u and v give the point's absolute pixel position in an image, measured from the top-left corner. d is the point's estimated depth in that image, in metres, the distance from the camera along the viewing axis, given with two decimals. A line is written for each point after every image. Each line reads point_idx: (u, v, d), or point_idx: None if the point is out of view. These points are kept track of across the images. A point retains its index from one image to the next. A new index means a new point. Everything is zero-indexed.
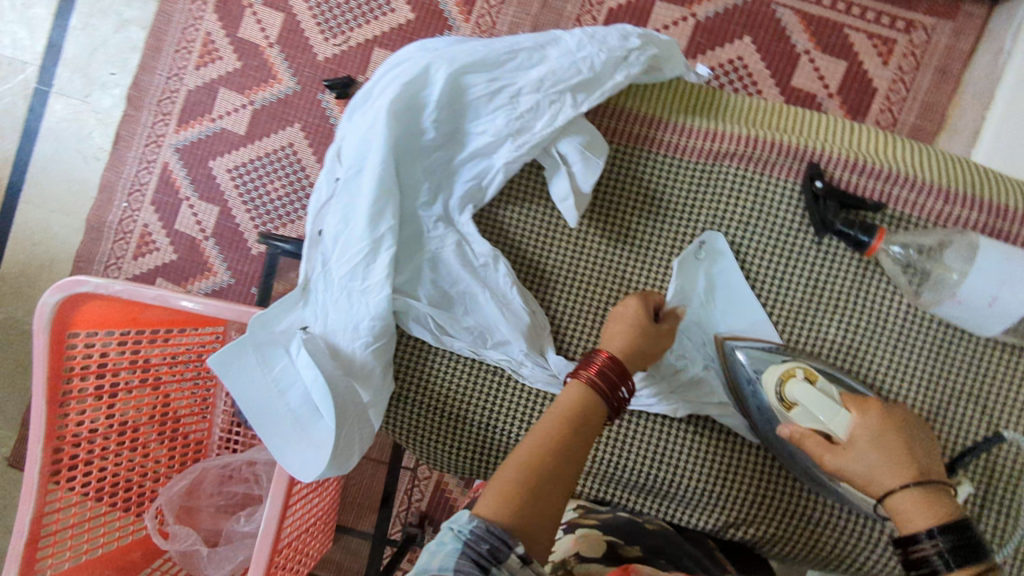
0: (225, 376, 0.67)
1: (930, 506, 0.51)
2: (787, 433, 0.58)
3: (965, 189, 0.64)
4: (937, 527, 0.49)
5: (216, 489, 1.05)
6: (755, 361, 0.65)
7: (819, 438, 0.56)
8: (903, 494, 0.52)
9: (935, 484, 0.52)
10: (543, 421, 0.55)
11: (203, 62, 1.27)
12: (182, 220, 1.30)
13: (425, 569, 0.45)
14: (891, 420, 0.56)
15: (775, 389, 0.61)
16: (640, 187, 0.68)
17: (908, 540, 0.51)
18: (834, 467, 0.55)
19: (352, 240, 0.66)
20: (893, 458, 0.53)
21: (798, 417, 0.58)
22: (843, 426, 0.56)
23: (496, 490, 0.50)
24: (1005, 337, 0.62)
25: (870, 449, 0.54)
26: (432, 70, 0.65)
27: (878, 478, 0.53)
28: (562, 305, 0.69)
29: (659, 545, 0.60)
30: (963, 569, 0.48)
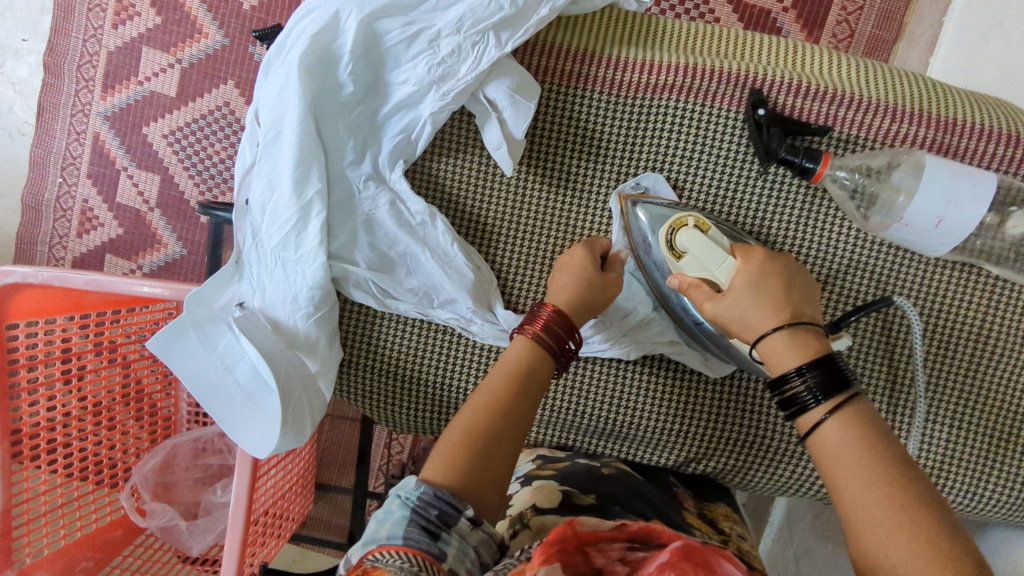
0: (167, 358, 0.64)
1: (794, 345, 0.50)
2: (674, 283, 0.58)
3: (912, 105, 0.61)
4: (805, 365, 0.48)
5: (191, 462, 1.03)
6: (653, 216, 0.62)
7: (703, 287, 0.56)
8: (773, 337, 0.51)
9: (804, 322, 0.51)
10: (490, 380, 0.55)
11: (120, 19, 1.17)
12: (123, 192, 1.23)
13: (375, 538, 0.43)
14: (776, 265, 0.55)
15: (667, 237, 0.60)
16: (577, 127, 0.65)
17: (778, 381, 0.50)
18: (712, 314, 0.55)
19: (279, 208, 0.62)
20: (768, 304, 0.53)
21: (685, 266, 0.59)
22: (728, 273, 0.56)
23: (444, 453, 0.49)
24: (953, 256, 0.62)
25: (749, 292, 0.53)
26: (342, 17, 0.60)
27: (752, 326, 0.53)
28: (506, 255, 0.67)
29: (615, 492, 0.61)
30: (829, 401, 0.47)
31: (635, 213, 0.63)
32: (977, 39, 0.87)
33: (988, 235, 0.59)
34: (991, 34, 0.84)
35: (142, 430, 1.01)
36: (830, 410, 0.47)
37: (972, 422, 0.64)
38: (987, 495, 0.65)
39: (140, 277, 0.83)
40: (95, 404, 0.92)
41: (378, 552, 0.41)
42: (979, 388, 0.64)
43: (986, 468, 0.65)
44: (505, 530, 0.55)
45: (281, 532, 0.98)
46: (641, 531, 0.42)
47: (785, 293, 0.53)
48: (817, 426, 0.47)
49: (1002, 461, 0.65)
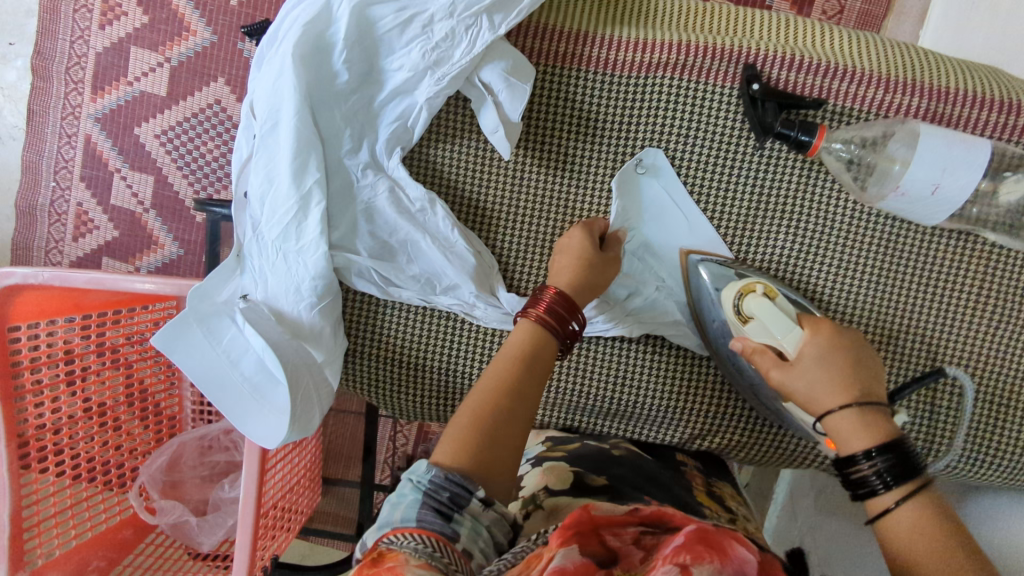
0: (173, 353, 0.64)
1: (863, 425, 0.51)
2: (737, 345, 0.58)
3: (905, 75, 0.62)
4: (874, 448, 0.49)
5: (198, 460, 1.03)
6: (714, 275, 0.64)
7: (769, 353, 0.56)
8: (841, 415, 0.51)
9: (874, 403, 0.51)
10: (494, 364, 0.55)
11: (107, 20, 1.16)
12: (117, 194, 1.23)
13: (389, 521, 0.44)
14: (842, 342, 0.55)
15: (733, 300, 0.60)
16: (573, 109, 0.65)
17: (845, 461, 0.50)
18: (779, 382, 0.55)
19: (279, 199, 0.63)
20: (835, 379, 0.53)
21: (752, 331, 0.58)
22: (795, 343, 0.55)
23: (453, 438, 0.50)
24: (950, 224, 0.62)
25: (815, 368, 0.53)
26: (335, 5, 0.60)
27: (819, 399, 0.53)
28: (507, 240, 0.68)
29: (625, 473, 0.61)
30: (899, 487, 0.48)
31: (697, 271, 0.66)
32: (967, 10, 0.88)
33: (983, 202, 0.60)
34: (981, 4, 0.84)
35: (148, 433, 1.02)
36: (901, 496, 0.47)
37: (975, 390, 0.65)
38: (987, 459, 0.66)
39: (139, 274, 0.83)
40: (99, 409, 0.92)
41: (393, 535, 0.41)
42: (982, 357, 0.65)
43: (992, 433, 0.65)
44: (518, 509, 0.56)
45: (290, 526, 0.98)
46: (654, 514, 0.42)
47: (849, 371, 0.53)
48: (885, 511, 0.48)
49: (1001, 427, 0.65)
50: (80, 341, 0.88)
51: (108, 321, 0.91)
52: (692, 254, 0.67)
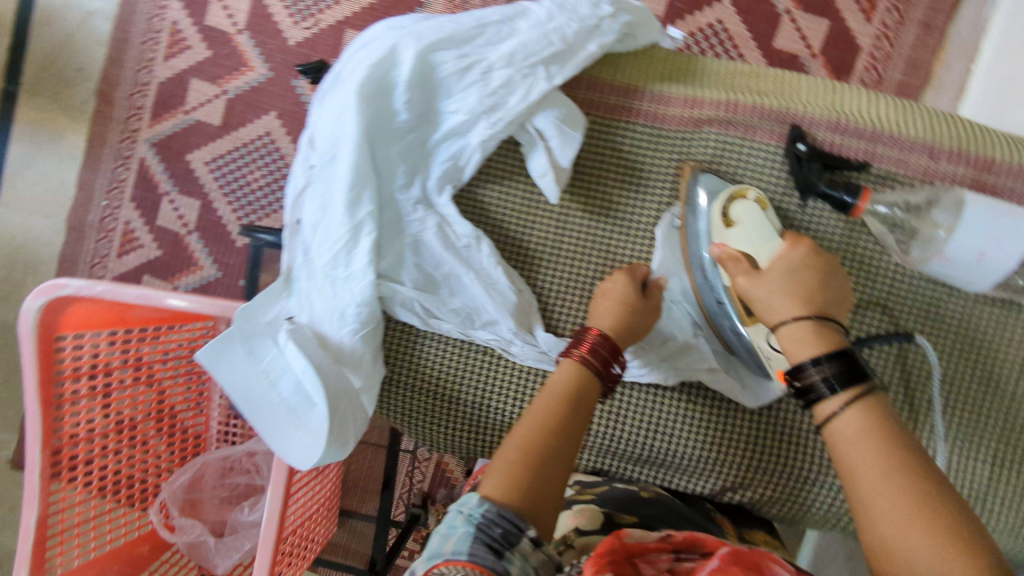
0: (215, 369, 0.67)
1: (817, 336, 0.51)
2: (715, 251, 0.59)
3: (949, 144, 0.63)
4: (823, 355, 0.49)
5: (218, 481, 1.04)
6: (711, 194, 0.63)
7: (742, 261, 0.57)
8: (795, 325, 0.52)
9: (828, 318, 0.52)
10: (537, 402, 0.55)
11: (172, 52, 1.24)
12: (164, 215, 1.27)
13: (439, 552, 0.44)
14: (821, 259, 0.55)
15: (721, 207, 0.62)
16: (619, 157, 0.67)
17: (795, 369, 0.50)
18: (743, 288, 0.55)
19: (332, 228, 0.65)
20: (797, 290, 0.53)
21: (732, 238, 0.59)
22: (770, 254, 0.56)
23: (499, 473, 0.50)
24: (996, 292, 0.62)
25: (784, 278, 0.53)
26: (400, 49, 0.64)
27: (778, 307, 0.53)
28: (547, 279, 0.69)
29: (655, 514, 0.61)
30: (845, 392, 0.47)
31: (696, 187, 0.64)
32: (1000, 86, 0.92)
33: None
34: None
35: (172, 452, 1.03)
36: (848, 401, 0.47)
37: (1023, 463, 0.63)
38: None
39: (174, 291, 0.86)
40: (127, 425, 0.94)
41: (444, 567, 0.41)
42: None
43: None
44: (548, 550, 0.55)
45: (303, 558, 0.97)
46: (685, 541, 0.43)
47: (816, 288, 0.53)
48: (831, 418, 0.48)
49: None
50: (119, 362, 0.92)
51: (147, 336, 0.93)
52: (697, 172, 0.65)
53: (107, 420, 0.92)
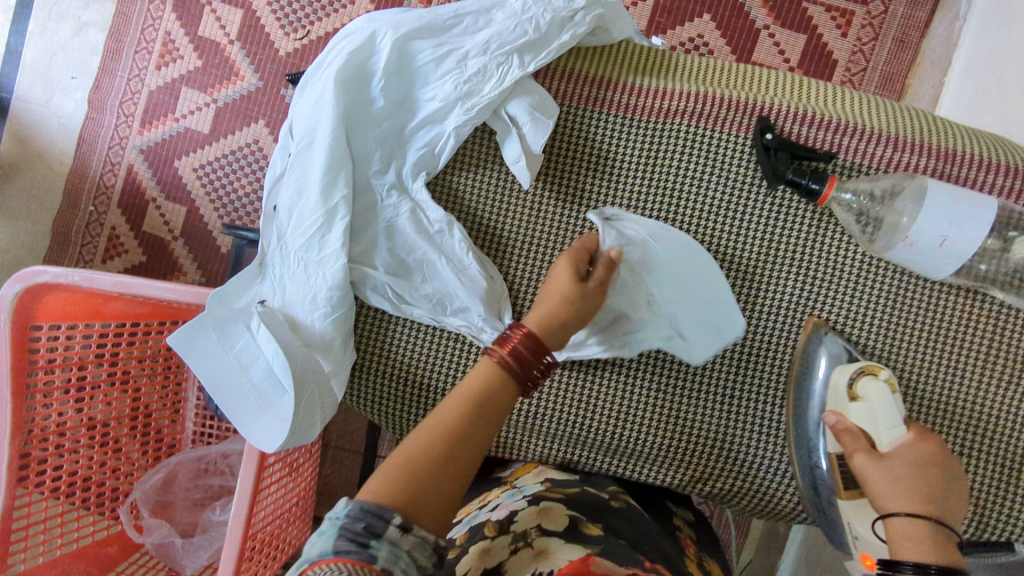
0: (188, 354, 0.67)
1: (929, 541, 0.52)
2: (833, 418, 0.59)
3: (912, 136, 0.65)
4: (935, 566, 0.49)
5: (191, 483, 1.01)
6: (834, 358, 0.63)
7: (863, 440, 0.57)
8: (913, 523, 0.52)
9: (945, 527, 0.53)
10: (448, 403, 0.53)
11: (163, 62, 1.25)
12: (150, 221, 1.27)
13: (306, 558, 0.42)
14: (941, 461, 0.57)
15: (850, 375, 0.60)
16: (591, 147, 0.68)
17: (892, 561, 0.51)
18: (860, 468, 0.56)
19: (306, 212, 0.66)
20: (919, 488, 0.54)
21: (854, 410, 0.59)
22: (893, 440, 0.57)
23: (389, 470, 0.47)
24: (958, 280, 0.63)
25: (909, 471, 0.55)
26: (378, 38, 0.66)
27: (897, 496, 0.54)
28: (519, 267, 0.69)
29: (620, 526, 0.60)
30: None
31: (819, 348, 0.64)
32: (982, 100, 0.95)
33: (990, 259, 0.61)
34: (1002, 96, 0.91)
35: (145, 453, 1.00)
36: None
37: (993, 448, 0.64)
38: (995, 525, 0.64)
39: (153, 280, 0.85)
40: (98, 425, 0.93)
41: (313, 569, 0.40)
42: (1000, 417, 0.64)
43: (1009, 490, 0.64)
44: (506, 543, 0.55)
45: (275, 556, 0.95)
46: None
47: (937, 491, 0.55)
48: None
49: (1011, 494, 0.63)
50: (93, 362, 0.92)
51: (135, 338, 0.94)
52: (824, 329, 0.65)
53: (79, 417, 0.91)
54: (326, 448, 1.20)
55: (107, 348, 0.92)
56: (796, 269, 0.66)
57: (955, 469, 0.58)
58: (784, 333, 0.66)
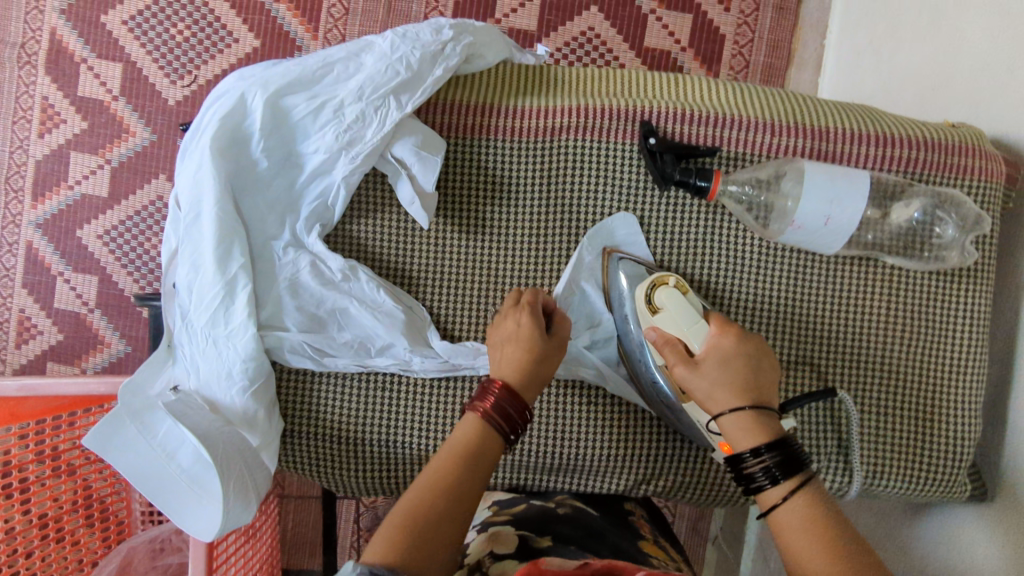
0: (104, 453, 0.62)
1: (756, 426, 0.53)
2: (651, 336, 0.60)
3: (787, 120, 0.67)
4: (763, 446, 0.52)
5: (149, 565, 0.95)
6: (631, 278, 0.66)
7: (677, 347, 0.58)
8: (734, 417, 0.54)
9: (766, 407, 0.54)
10: (434, 461, 0.54)
11: (46, 129, 1.17)
12: (60, 296, 1.20)
13: None
14: (749, 344, 0.57)
15: (646, 293, 0.63)
16: (483, 174, 0.68)
17: (736, 459, 0.53)
18: (681, 377, 0.56)
19: (204, 287, 0.64)
20: (733, 382, 0.54)
21: (662, 321, 0.60)
22: (701, 338, 0.58)
23: (384, 535, 0.47)
24: (848, 251, 0.66)
25: (720, 370, 0.55)
26: (249, 98, 0.64)
27: (718, 399, 0.54)
28: (434, 302, 0.69)
29: (569, 531, 0.62)
30: (787, 481, 0.51)
31: (617, 271, 0.67)
32: (869, 58, 0.98)
33: (874, 228, 0.65)
34: (883, 56, 0.94)
35: (93, 533, 0.95)
36: (790, 490, 0.50)
37: (897, 400, 0.68)
38: (911, 472, 0.67)
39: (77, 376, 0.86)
40: (44, 519, 0.87)
41: None
42: (900, 370, 0.68)
43: (916, 436, 0.67)
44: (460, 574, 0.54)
45: None
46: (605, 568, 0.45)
47: (751, 375, 0.55)
48: (776, 506, 0.51)
49: (922, 439, 0.67)
50: (27, 456, 0.84)
51: (63, 423, 0.88)
52: (613, 254, 0.68)
53: (26, 518, 0.84)
54: (286, 500, 1.18)
55: (43, 444, 0.86)
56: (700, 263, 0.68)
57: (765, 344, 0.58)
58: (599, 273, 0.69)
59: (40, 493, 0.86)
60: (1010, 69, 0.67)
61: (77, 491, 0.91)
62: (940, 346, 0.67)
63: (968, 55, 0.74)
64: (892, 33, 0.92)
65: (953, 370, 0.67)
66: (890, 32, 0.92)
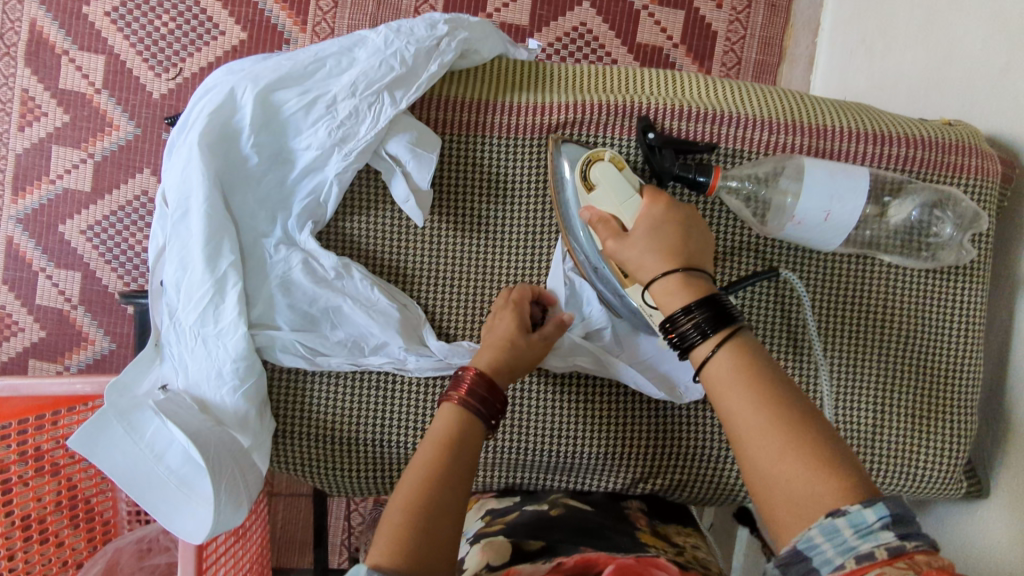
0: (92, 455, 0.61)
1: (685, 286, 0.51)
2: (586, 216, 0.61)
3: (784, 117, 0.67)
4: (692, 303, 0.49)
5: (136, 565, 0.93)
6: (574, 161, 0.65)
7: (610, 224, 0.59)
8: (664, 278, 0.52)
9: (697, 268, 0.52)
10: (419, 454, 0.53)
11: (26, 122, 1.14)
12: (42, 293, 1.17)
13: None
14: (679, 212, 0.57)
15: (582, 170, 0.63)
16: (479, 169, 0.67)
17: (668, 319, 0.50)
18: (614, 250, 0.57)
19: (193, 286, 0.62)
20: (662, 246, 0.54)
21: (597, 200, 0.61)
22: (633, 211, 0.58)
23: (385, 536, 0.47)
24: (847, 248, 0.66)
25: (648, 236, 0.55)
26: (239, 93, 0.62)
27: (647, 265, 0.54)
28: (429, 299, 0.68)
29: (563, 533, 0.61)
30: (716, 334, 0.48)
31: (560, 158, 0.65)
32: (862, 55, 0.98)
33: (873, 224, 0.65)
34: (875, 53, 0.94)
35: (79, 536, 0.93)
36: (719, 344, 0.48)
37: (895, 396, 0.68)
38: (907, 468, 0.68)
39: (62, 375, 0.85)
40: (27, 521, 0.85)
41: None
42: (898, 366, 0.68)
43: (914, 432, 0.68)
44: None
45: None
46: (580, 564, 0.51)
47: (682, 241, 0.54)
48: (705, 361, 0.49)
49: (919, 436, 0.68)
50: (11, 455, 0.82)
51: (45, 422, 0.86)
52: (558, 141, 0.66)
53: (10, 519, 0.83)
54: (275, 498, 1.16)
55: (26, 444, 0.84)
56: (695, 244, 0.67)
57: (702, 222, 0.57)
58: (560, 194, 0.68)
59: (23, 494, 0.84)
60: (1005, 67, 0.67)
61: (62, 490, 0.89)
62: (935, 342, 0.68)
63: (962, 54, 0.74)
64: (884, 31, 0.91)
65: (947, 367, 0.68)
66: (883, 30, 0.92)
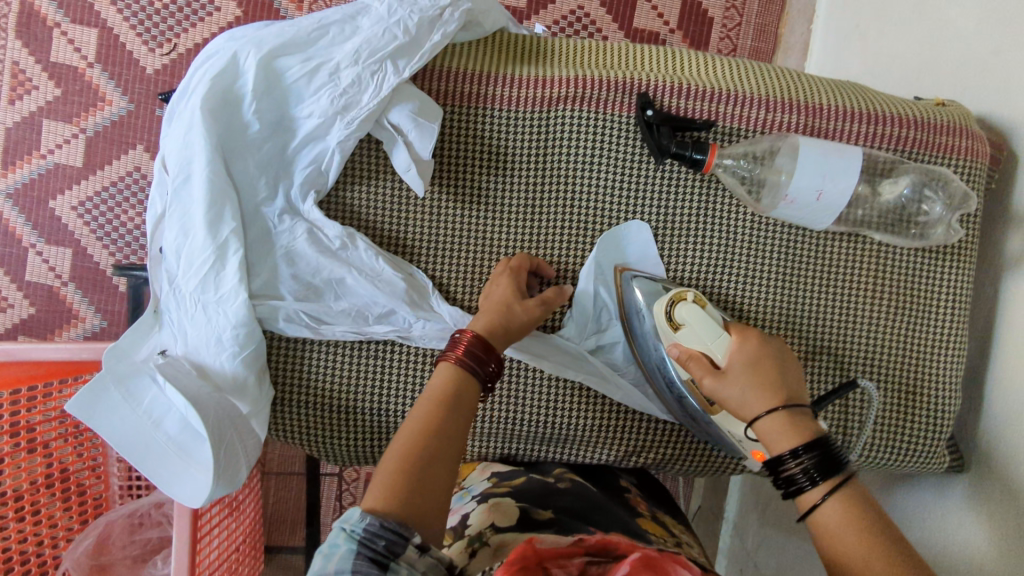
0: (90, 418, 0.61)
1: (792, 428, 0.53)
2: (674, 352, 0.61)
3: (782, 96, 0.68)
4: (800, 446, 0.51)
5: (128, 539, 0.94)
6: (647, 292, 0.67)
7: (703, 361, 0.59)
8: (770, 419, 0.54)
9: (799, 407, 0.54)
10: (416, 410, 0.53)
11: (16, 95, 1.13)
12: (32, 269, 1.16)
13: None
14: (770, 350, 0.59)
15: (666, 309, 0.63)
16: (481, 143, 0.68)
17: (776, 461, 0.52)
18: (712, 389, 0.58)
19: (194, 251, 0.62)
20: (763, 385, 0.56)
21: (684, 338, 0.61)
22: (724, 350, 0.59)
23: (381, 480, 0.48)
24: (839, 226, 0.67)
25: (747, 376, 0.57)
26: (241, 58, 0.62)
27: (751, 405, 0.56)
28: (431, 270, 0.69)
29: (570, 505, 0.62)
30: (825, 481, 0.50)
31: (631, 285, 0.68)
32: (856, 45, 0.99)
33: (865, 204, 0.66)
34: (869, 43, 0.95)
35: (70, 516, 0.93)
36: (828, 490, 0.50)
37: (883, 373, 0.70)
38: (892, 443, 0.70)
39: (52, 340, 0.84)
40: (15, 497, 0.84)
41: None
42: (889, 344, 0.69)
43: (900, 408, 0.69)
44: (462, 548, 0.55)
45: None
46: (599, 544, 0.46)
47: (779, 377, 0.56)
48: (814, 506, 0.50)
49: (905, 412, 0.69)
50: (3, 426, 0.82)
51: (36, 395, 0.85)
52: (625, 273, 0.69)
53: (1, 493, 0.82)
54: (267, 477, 1.17)
55: (18, 415, 0.83)
56: (711, 249, 0.69)
57: (784, 349, 0.60)
58: (561, 170, 0.68)
59: (12, 467, 0.83)
60: (997, 53, 0.68)
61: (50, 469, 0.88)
62: (924, 322, 0.69)
63: (954, 40, 0.75)
64: (878, 19, 0.93)
65: (936, 346, 0.69)
66: (877, 18, 0.93)
